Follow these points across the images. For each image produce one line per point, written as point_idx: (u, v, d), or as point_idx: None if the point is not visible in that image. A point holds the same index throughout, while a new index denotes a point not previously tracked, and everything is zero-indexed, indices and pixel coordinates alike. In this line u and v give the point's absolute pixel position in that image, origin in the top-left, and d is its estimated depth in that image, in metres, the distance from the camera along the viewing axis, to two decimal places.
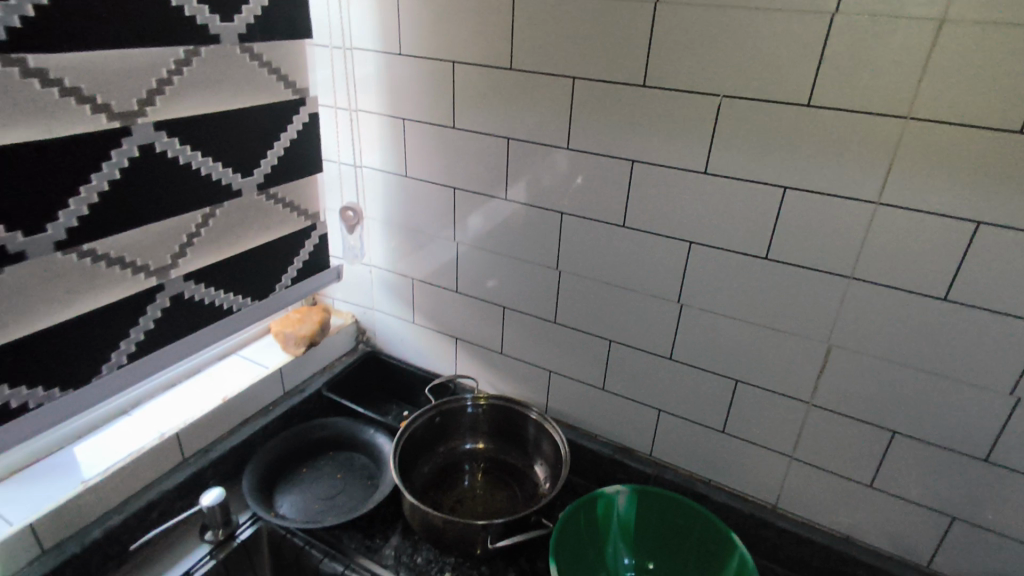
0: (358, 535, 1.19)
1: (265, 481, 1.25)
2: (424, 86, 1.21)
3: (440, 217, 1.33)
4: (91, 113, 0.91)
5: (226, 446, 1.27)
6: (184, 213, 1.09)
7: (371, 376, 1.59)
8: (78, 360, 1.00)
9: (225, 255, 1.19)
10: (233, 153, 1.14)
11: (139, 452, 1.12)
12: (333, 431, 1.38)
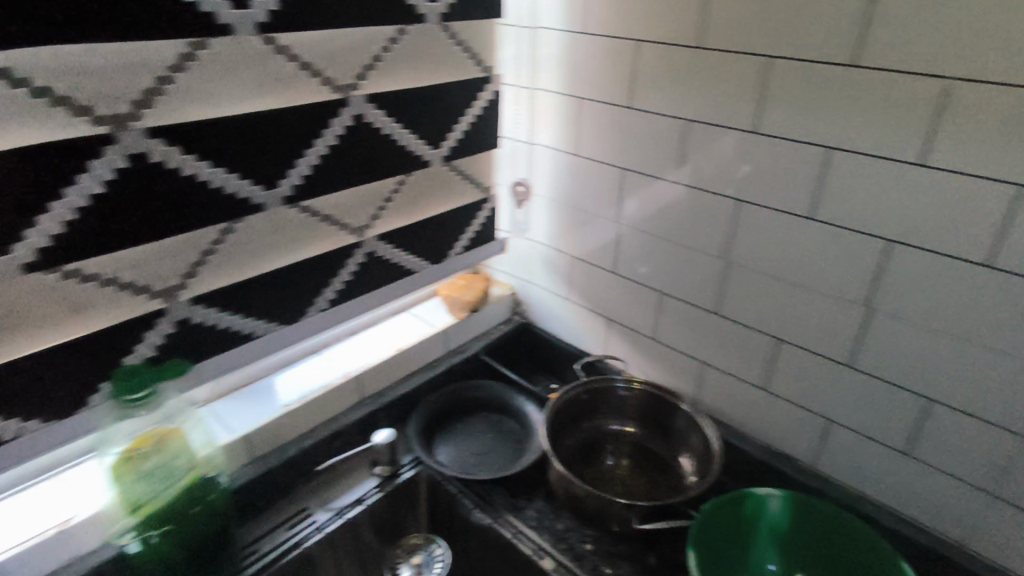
0: (506, 493, 1.25)
1: (425, 432, 1.36)
2: (604, 64, 1.21)
3: (607, 197, 1.32)
4: (314, 84, 1.05)
5: (396, 394, 1.39)
6: (382, 180, 1.24)
7: (523, 345, 1.64)
8: (286, 305, 1.16)
9: (406, 216, 1.32)
10: (426, 121, 1.26)
11: (324, 389, 1.28)
12: (486, 395, 1.46)
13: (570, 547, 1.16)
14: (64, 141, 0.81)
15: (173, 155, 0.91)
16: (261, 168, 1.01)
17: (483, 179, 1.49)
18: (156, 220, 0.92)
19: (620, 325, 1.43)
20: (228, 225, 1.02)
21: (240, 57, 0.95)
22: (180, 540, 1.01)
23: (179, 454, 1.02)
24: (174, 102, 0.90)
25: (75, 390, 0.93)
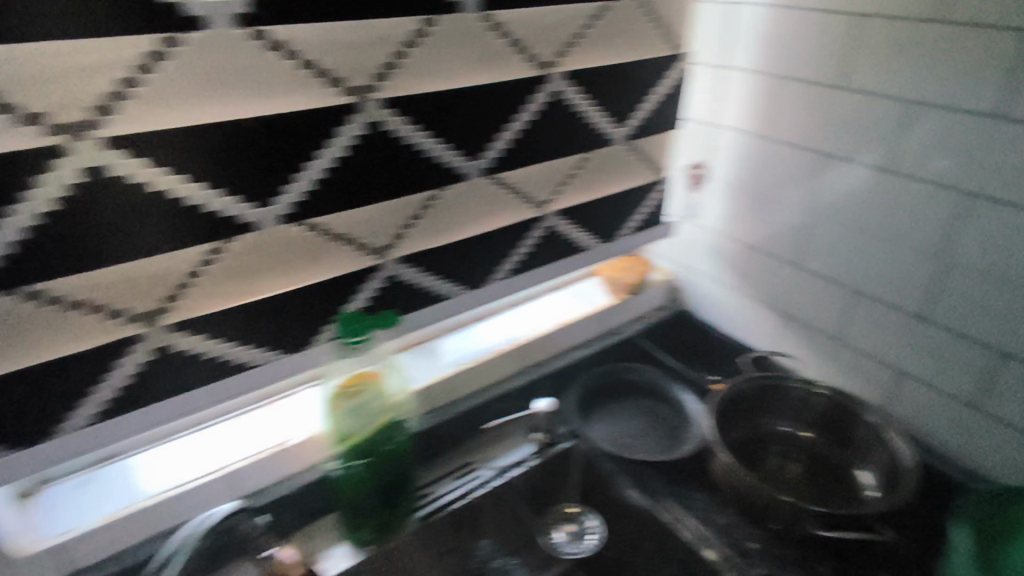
0: (662, 478, 1.02)
1: (588, 400, 1.14)
2: (796, 43, 0.95)
3: (740, 200, 1.12)
4: (511, 61, 0.81)
5: (555, 366, 1.16)
6: (561, 156, 0.93)
7: (682, 334, 1.28)
8: (461, 263, 0.90)
9: (591, 225, 1.05)
10: (612, 107, 0.96)
11: (496, 352, 1.08)
12: (645, 378, 1.17)
13: (733, 541, 0.91)
14: (194, 145, 0.61)
15: (307, 163, 0.68)
16: (410, 178, 0.78)
17: (661, 157, 1.10)
18: (313, 239, 0.73)
19: (828, 337, 1.06)
20: (397, 236, 0.81)
21: (438, 34, 0.72)
22: (380, 481, 0.88)
23: (386, 392, 0.87)
24: (325, 91, 0.66)
25: (251, 330, 0.73)
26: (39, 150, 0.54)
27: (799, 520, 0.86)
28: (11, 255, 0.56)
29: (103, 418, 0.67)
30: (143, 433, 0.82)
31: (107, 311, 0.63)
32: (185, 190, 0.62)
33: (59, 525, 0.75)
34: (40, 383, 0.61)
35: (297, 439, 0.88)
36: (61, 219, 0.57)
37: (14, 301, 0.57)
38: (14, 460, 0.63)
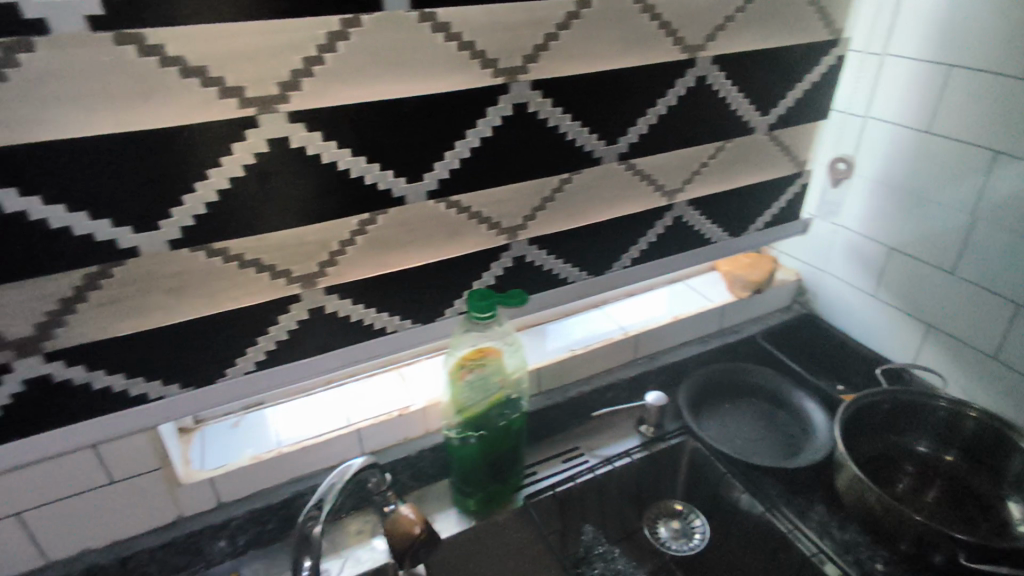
0: (780, 485, 0.96)
1: (700, 398, 1.11)
2: (977, 23, 0.85)
3: (893, 198, 1.02)
4: (659, 44, 0.79)
5: (668, 360, 1.13)
6: (698, 144, 0.90)
7: (806, 339, 1.22)
8: (586, 249, 0.89)
9: (719, 217, 1.01)
10: (756, 94, 0.91)
11: (605, 340, 1.07)
12: (765, 381, 1.13)
13: (857, 559, 0.85)
14: (359, 121, 0.65)
15: (455, 142, 0.71)
16: (547, 161, 0.79)
17: (803, 149, 1.04)
18: (454, 216, 0.76)
19: (987, 359, 0.96)
20: (529, 217, 0.82)
21: (590, 17, 0.72)
22: (491, 456, 0.90)
23: (502, 368, 0.89)
24: (479, 73, 0.69)
25: (390, 297, 0.77)
26: (235, 120, 0.60)
27: (944, 542, 0.78)
28: (203, 214, 0.62)
29: (261, 366, 0.73)
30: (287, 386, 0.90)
31: (272, 272, 0.69)
32: (347, 162, 0.66)
33: (213, 459, 0.84)
34: (214, 330, 0.68)
35: (420, 405, 0.93)
36: (246, 184, 0.62)
37: (201, 255, 0.64)
38: (189, 395, 0.71)
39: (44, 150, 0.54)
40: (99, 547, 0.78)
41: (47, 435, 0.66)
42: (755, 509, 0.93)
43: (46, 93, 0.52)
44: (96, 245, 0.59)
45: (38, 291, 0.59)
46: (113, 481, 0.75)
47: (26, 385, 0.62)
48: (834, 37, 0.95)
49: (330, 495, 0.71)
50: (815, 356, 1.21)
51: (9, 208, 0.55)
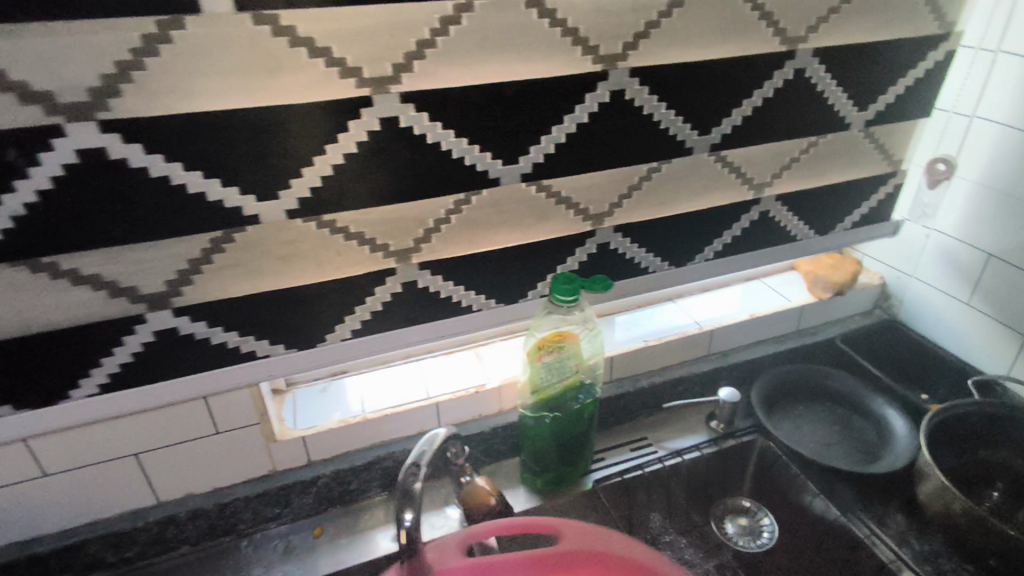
0: (855, 489, 0.95)
1: (775, 399, 1.09)
2: None
3: (997, 204, 0.97)
4: (760, 34, 0.78)
5: (742, 357, 1.12)
6: (791, 137, 0.89)
7: (888, 344, 1.18)
8: (670, 239, 0.89)
9: (808, 213, 0.98)
10: (855, 87, 0.89)
11: (680, 334, 1.07)
12: (842, 385, 1.10)
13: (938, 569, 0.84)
14: (464, 103, 0.67)
15: (552, 126, 0.73)
16: (639, 148, 0.79)
17: (900, 147, 1.00)
18: (544, 199, 0.77)
19: None
20: (617, 203, 0.82)
21: (692, 4, 0.72)
22: (563, 438, 0.92)
23: (578, 353, 0.89)
24: (580, 60, 0.70)
25: (479, 276, 0.80)
26: (353, 99, 0.63)
27: None
28: (319, 186, 0.66)
29: (357, 334, 0.77)
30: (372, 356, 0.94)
31: (372, 245, 0.72)
32: (450, 142, 0.69)
33: (304, 420, 0.89)
34: (319, 296, 0.73)
35: (495, 383, 0.96)
36: (358, 160, 0.66)
37: (312, 225, 0.68)
38: (291, 357, 0.76)
39: (189, 121, 0.59)
40: (200, 493, 0.84)
41: (170, 383, 0.72)
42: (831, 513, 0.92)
43: (193, 68, 0.57)
44: (224, 211, 0.64)
45: (171, 250, 0.64)
46: (219, 432, 0.81)
47: (158, 335, 0.68)
48: (943, 32, 0.92)
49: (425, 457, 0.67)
50: (896, 363, 1.17)
51: (154, 173, 0.60)
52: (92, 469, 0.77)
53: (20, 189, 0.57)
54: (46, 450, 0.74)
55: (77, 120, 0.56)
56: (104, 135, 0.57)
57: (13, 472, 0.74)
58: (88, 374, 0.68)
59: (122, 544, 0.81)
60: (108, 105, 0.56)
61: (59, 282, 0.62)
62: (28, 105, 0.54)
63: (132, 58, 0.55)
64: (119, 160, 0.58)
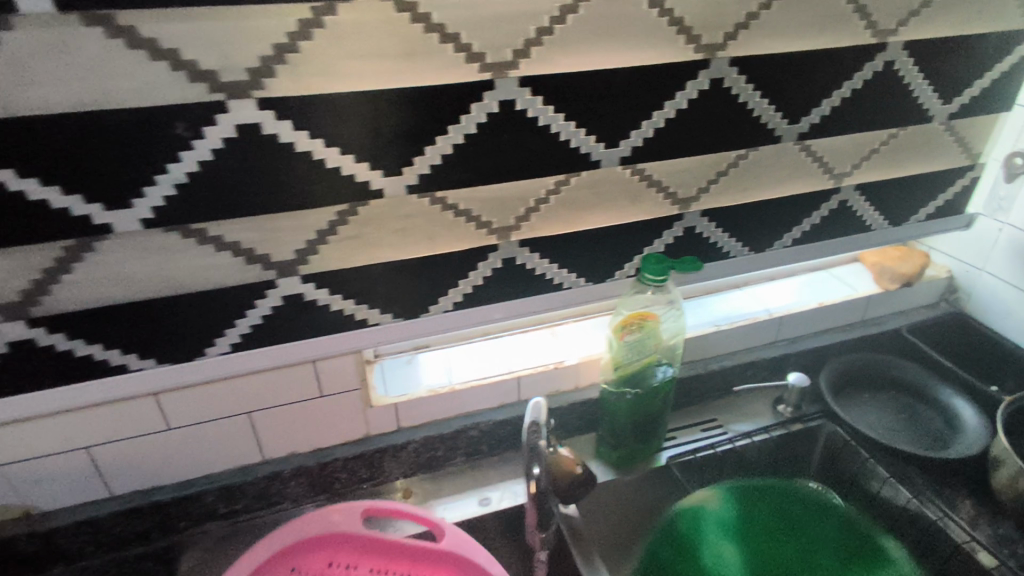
0: (926, 474, 0.97)
1: (841, 387, 1.11)
2: None
3: None
4: (852, 27, 0.80)
5: (809, 344, 1.16)
6: (875, 128, 0.90)
7: (956, 336, 1.19)
8: (750, 225, 0.92)
9: (882, 204, 1.00)
10: (940, 80, 0.90)
11: (750, 320, 1.11)
12: (908, 373, 1.12)
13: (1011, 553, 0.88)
14: (577, 88, 0.70)
15: (654, 112, 0.75)
16: (729, 135, 0.82)
17: (979, 141, 1.01)
18: (637, 182, 0.80)
19: None
20: (703, 188, 0.85)
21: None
22: (640, 413, 0.96)
23: (660, 334, 0.93)
24: (683, 49, 0.73)
25: (573, 255, 0.83)
26: (478, 82, 0.66)
27: None
28: (439, 164, 0.69)
29: (457, 307, 0.82)
30: (456, 331, 0.99)
31: (478, 222, 0.76)
32: (559, 126, 0.72)
33: (395, 388, 0.95)
34: (428, 268, 0.77)
35: (573, 360, 1.00)
36: (477, 140, 0.69)
37: (427, 201, 0.72)
38: (398, 326, 0.80)
39: (330, 100, 0.62)
40: (303, 451, 0.91)
41: (292, 345, 0.76)
42: (906, 493, 0.95)
43: (337, 51, 0.60)
44: (354, 185, 0.67)
45: (304, 222, 0.68)
46: (324, 394, 0.87)
47: (286, 301, 0.73)
48: None
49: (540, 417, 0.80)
50: (963, 353, 1.18)
51: (298, 149, 0.63)
52: (211, 424, 0.83)
53: (183, 160, 0.60)
54: (174, 405, 0.80)
55: (235, 97, 0.59)
56: (259, 112, 0.60)
57: (143, 425, 0.80)
58: (223, 334, 0.72)
59: (232, 496, 0.88)
60: (263, 84, 0.59)
61: (204, 247, 0.66)
62: (192, 83, 0.57)
63: (287, 41, 0.58)
64: (270, 135, 0.61)
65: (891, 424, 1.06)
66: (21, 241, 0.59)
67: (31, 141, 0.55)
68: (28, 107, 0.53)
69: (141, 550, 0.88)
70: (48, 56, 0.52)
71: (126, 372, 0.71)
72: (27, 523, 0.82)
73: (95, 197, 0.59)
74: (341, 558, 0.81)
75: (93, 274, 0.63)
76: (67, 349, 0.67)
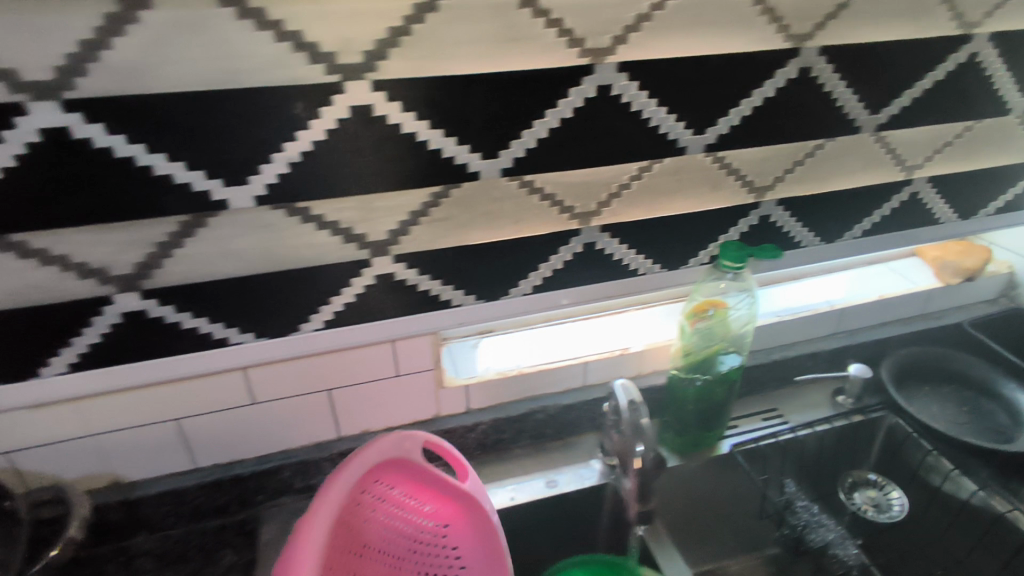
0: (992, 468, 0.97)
1: (901, 378, 1.11)
2: None
3: None
4: (939, 18, 0.79)
5: (869, 337, 1.16)
6: (953, 120, 0.90)
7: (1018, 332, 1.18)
8: (822, 215, 0.92)
9: (952, 198, 1.00)
10: (1020, 73, 0.89)
11: (811, 312, 1.12)
12: (970, 368, 1.11)
13: None
14: (670, 75, 0.71)
15: (743, 99, 0.76)
16: (811, 125, 0.82)
17: None
18: (718, 170, 0.81)
19: None
20: (779, 177, 0.85)
21: None
22: (706, 401, 0.96)
23: (730, 322, 0.93)
24: (774, 38, 0.73)
25: (650, 241, 0.84)
26: (577, 68, 0.67)
27: None
28: (533, 148, 0.70)
29: (537, 290, 0.83)
30: (522, 317, 1.00)
31: (563, 207, 0.77)
32: (651, 112, 0.72)
33: (465, 371, 0.97)
34: (512, 251, 0.78)
35: (639, 347, 1.01)
36: (572, 125, 0.70)
37: (516, 185, 0.72)
38: (479, 307, 0.81)
39: (438, 83, 0.63)
40: (376, 429, 0.93)
41: (380, 323, 0.79)
42: (972, 485, 0.95)
43: (448, 35, 0.61)
44: (452, 167, 0.69)
45: (401, 203, 0.70)
46: (400, 373, 0.89)
47: (378, 280, 0.75)
48: None
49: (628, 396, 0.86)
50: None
51: (404, 130, 0.65)
52: (294, 400, 0.85)
53: (299, 139, 0.62)
54: (260, 380, 0.81)
55: (350, 79, 0.60)
56: (372, 94, 0.62)
57: (229, 399, 0.81)
58: (317, 311, 0.74)
59: (310, 471, 0.90)
60: (376, 66, 0.61)
61: (308, 225, 0.68)
62: (311, 64, 0.59)
63: (402, 24, 0.59)
64: (381, 116, 0.63)
65: (953, 418, 1.06)
66: (141, 215, 0.61)
67: (162, 118, 0.57)
68: (162, 85, 0.56)
69: (221, 522, 0.89)
70: (184, 35, 0.54)
71: (225, 346, 0.73)
72: (115, 492, 0.83)
73: (214, 173, 0.61)
74: (387, 482, 0.75)
75: (205, 249, 0.65)
76: (174, 321, 0.69)
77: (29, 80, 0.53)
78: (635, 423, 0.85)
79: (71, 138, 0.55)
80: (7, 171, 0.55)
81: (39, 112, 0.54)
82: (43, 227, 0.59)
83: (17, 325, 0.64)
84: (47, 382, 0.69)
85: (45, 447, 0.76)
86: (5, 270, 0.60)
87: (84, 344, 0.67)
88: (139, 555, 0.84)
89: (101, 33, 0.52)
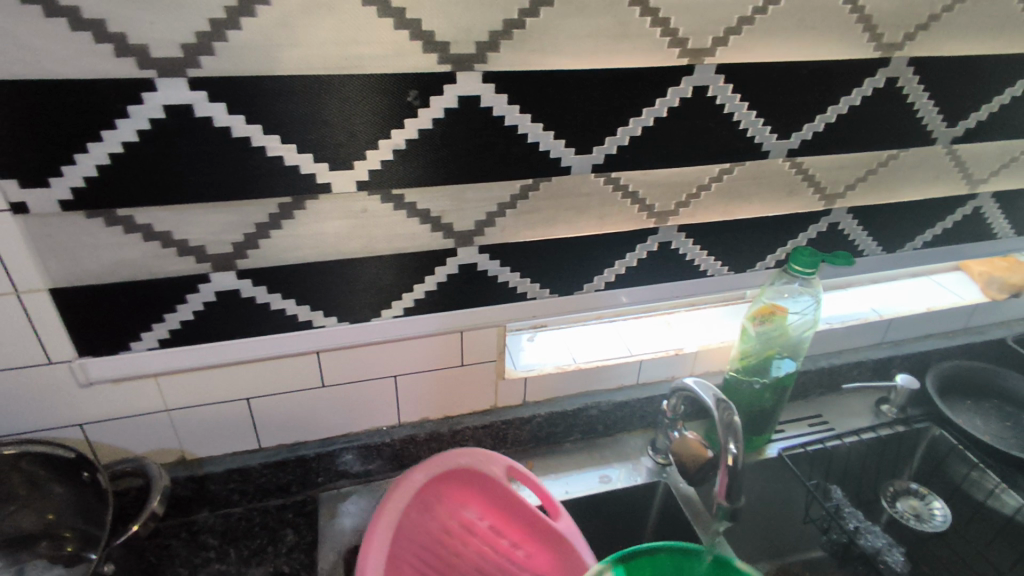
0: None
1: (945, 389, 1.11)
2: None
3: None
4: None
5: (915, 348, 1.17)
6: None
7: None
8: (889, 225, 0.92)
9: (1013, 214, 1.00)
10: None
11: (861, 320, 1.12)
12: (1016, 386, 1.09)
13: None
14: (764, 79, 0.72)
15: (828, 106, 0.77)
16: (888, 134, 0.82)
17: None
18: (795, 176, 0.81)
19: None
20: (851, 185, 0.85)
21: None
22: (760, 403, 0.96)
23: (792, 327, 0.92)
24: (865, 46, 0.74)
25: (721, 241, 0.85)
26: (677, 68, 0.68)
27: None
28: (626, 146, 0.71)
29: (608, 286, 0.84)
30: (578, 314, 0.98)
31: (644, 206, 0.77)
32: (741, 115, 0.73)
33: (522, 362, 0.96)
34: (591, 247, 0.79)
35: (693, 348, 1.01)
36: (664, 125, 0.71)
37: (603, 181, 0.73)
38: (553, 301, 0.82)
39: (545, 77, 0.64)
40: (434, 417, 0.93)
41: (455, 312, 0.79)
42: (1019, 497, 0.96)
43: (559, 30, 0.62)
44: (546, 161, 0.70)
45: (493, 194, 0.70)
46: (464, 363, 0.88)
47: (460, 269, 0.75)
48: None
49: (705, 393, 0.83)
50: None
51: (506, 123, 0.66)
52: (363, 384, 0.84)
53: (406, 126, 0.63)
54: (333, 363, 0.80)
55: (461, 70, 0.62)
56: (481, 85, 0.63)
57: (299, 381, 0.81)
58: (400, 297, 0.75)
59: (370, 456, 0.90)
60: (487, 58, 0.62)
61: (401, 212, 0.68)
62: (426, 53, 0.60)
63: (517, 17, 0.60)
64: (487, 107, 0.64)
65: (998, 429, 1.06)
66: (249, 195, 0.62)
67: (279, 100, 0.58)
68: (284, 68, 0.57)
69: (281, 501, 0.90)
70: (312, 19, 0.55)
71: (309, 327, 0.74)
72: (183, 467, 0.83)
73: (321, 156, 0.62)
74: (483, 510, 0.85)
75: (302, 232, 0.66)
76: (264, 302, 0.70)
77: (158, 57, 0.54)
78: (724, 421, 0.78)
79: (194, 116, 0.57)
80: (128, 146, 0.57)
81: (165, 89, 0.55)
82: (154, 202, 0.60)
83: (116, 300, 0.65)
84: (137, 356, 0.69)
85: (115, 421, 0.76)
86: (113, 245, 0.61)
87: (176, 321, 0.68)
88: (203, 530, 0.86)
89: (232, 13, 0.53)
